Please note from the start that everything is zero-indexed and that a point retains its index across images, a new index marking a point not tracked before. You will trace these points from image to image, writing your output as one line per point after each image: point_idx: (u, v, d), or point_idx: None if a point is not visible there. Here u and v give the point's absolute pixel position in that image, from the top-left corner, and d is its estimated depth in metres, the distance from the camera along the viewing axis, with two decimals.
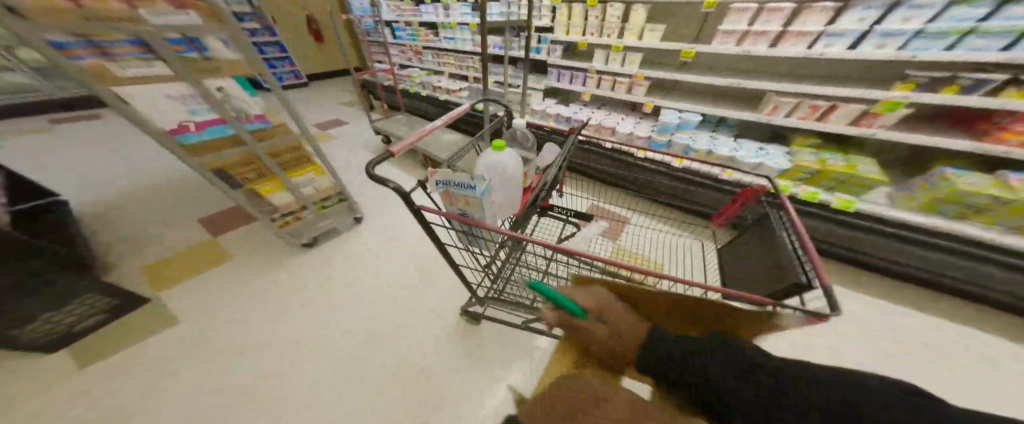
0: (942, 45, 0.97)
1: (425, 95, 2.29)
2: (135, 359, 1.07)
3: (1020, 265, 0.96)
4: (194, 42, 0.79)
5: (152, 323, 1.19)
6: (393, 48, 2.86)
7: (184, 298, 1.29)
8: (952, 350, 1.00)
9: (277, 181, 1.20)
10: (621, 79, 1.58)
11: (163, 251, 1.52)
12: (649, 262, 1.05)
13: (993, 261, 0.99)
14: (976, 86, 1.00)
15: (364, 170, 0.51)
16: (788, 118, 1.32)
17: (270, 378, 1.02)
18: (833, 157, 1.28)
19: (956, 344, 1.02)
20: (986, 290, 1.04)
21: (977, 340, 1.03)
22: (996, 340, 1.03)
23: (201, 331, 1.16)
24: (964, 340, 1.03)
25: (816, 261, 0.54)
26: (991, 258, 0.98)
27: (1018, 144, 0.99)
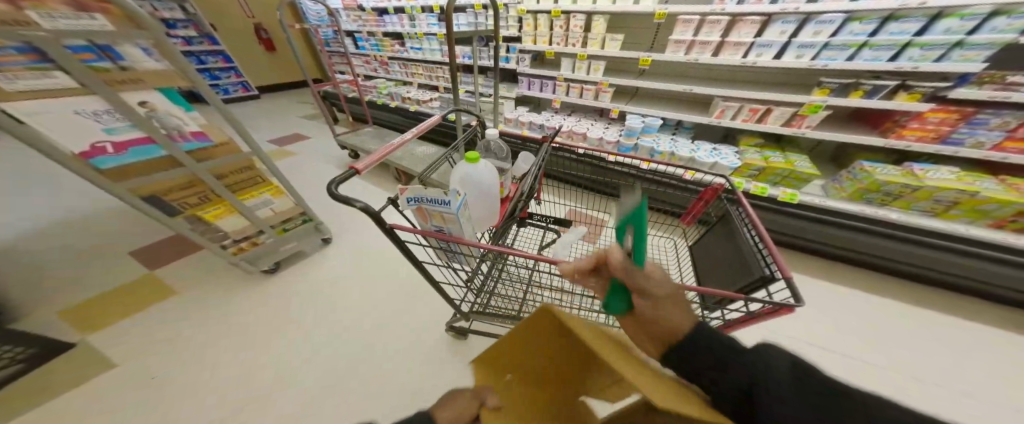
0: (845, 56, 1.14)
1: (393, 106, 2.21)
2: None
3: (928, 242, 1.12)
4: (105, 50, 0.67)
5: (60, 376, 0.98)
6: (356, 59, 2.76)
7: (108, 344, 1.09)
8: (881, 317, 1.16)
9: (225, 204, 1.07)
10: (588, 86, 1.65)
11: (84, 288, 1.29)
12: None
13: (907, 241, 1.15)
14: (876, 90, 1.17)
15: (327, 192, 0.46)
16: (733, 121, 1.46)
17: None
18: (775, 155, 1.43)
19: (886, 312, 1.18)
20: (901, 267, 1.22)
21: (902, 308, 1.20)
22: (912, 308, 1.20)
23: (131, 380, 0.99)
24: (891, 309, 1.20)
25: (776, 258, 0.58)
26: (906, 237, 1.15)
27: (914, 140, 1.18)
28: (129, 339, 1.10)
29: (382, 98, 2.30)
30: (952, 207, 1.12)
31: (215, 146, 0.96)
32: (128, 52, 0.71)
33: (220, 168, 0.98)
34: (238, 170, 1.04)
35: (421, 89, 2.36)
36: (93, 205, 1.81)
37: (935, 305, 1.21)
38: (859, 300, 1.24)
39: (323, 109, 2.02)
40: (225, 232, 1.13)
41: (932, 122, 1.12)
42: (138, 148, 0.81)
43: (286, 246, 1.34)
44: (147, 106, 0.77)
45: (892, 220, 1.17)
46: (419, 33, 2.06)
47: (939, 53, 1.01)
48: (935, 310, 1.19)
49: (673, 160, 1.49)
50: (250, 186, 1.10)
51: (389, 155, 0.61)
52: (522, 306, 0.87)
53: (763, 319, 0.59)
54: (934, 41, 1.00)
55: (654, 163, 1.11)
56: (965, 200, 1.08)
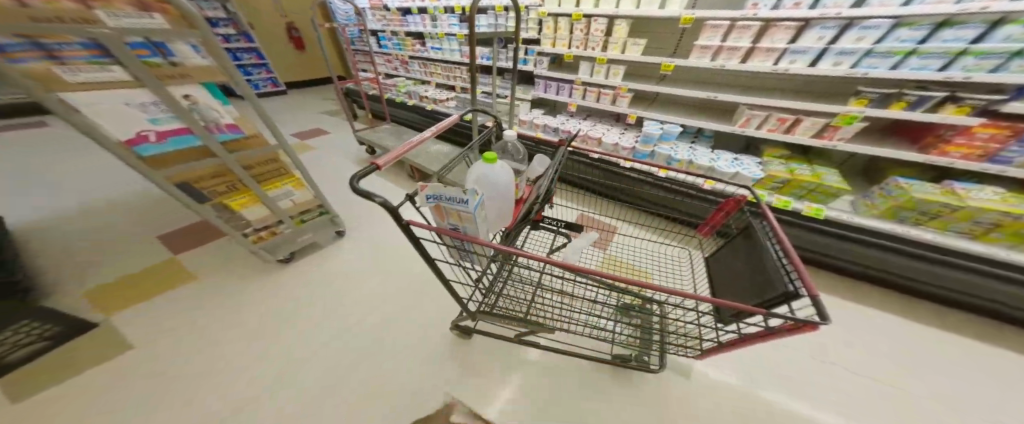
0: (889, 64, 1.08)
1: (412, 105, 2.26)
2: (77, 393, 0.95)
3: (969, 267, 1.05)
4: (158, 46, 0.72)
5: (86, 354, 1.05)
6: (378, 57, 2.83)
7: (139, 322, 1.17)
8: (911, 344, 1.09)
9: (249, 194, 1.12)
10: (606, 90, 1.63)
11: (121, 268, 1.38)
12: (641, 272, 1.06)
13: (946, 264, 1.08)
14: (922, 101, 1.10)
15: (351, 187, 0.48)
16: (758, 130, 1.41)
17: (239, 406, 0.93)
18: (800, 167, 1.37)
19: (916, 339, 1.11)
20: (937, 291, 1.14)
21: (935, 335, 1.12)
22: (949, 336, 1.12)
23: (158, 358, 1.05)
24: (922, 335, 1.13)
25: (800, 274, 0.56)
26: (945, 260, 1.07)
27: (960, 156, 1.11)
28: (160, 319, 1.18)
29: (401, 96, 2.35)
30: (998, 231, 1.04)
31: (246, 138, 1.01)
32: (179, 49, 0.76)
33: (249, 159, 1.03)
34: (265, 161, 1.09)
35: (439, 88, 2.40)
36: (132, 191, 1.94)
37: (973, 334, 1.13)
38: (889, 324, 1.17)
39: (344, 106, 2.09)
40: (248, 221, 1.19)
41: (981, 138, 1.05)
42: (177, 137, 0.86)
43: (303, 237, 1.38)
44: (190, 99, 0.82)
45: (928, 241, 1.10)
46: (440, 34, 2.10)
47: (995, 63, 0.94)
48: (974, 339, 1.11)
49: (691, 168, 1.45)
50: (274, 177, 1.15)
51: (409, 153, 0.62)
52: (530, 309, 0.86)
53: (785, 336, 0.56)
54: (992, 51, 0.93)
55: (671, 171, 1.08)
56: (1013, 224, 1.01)
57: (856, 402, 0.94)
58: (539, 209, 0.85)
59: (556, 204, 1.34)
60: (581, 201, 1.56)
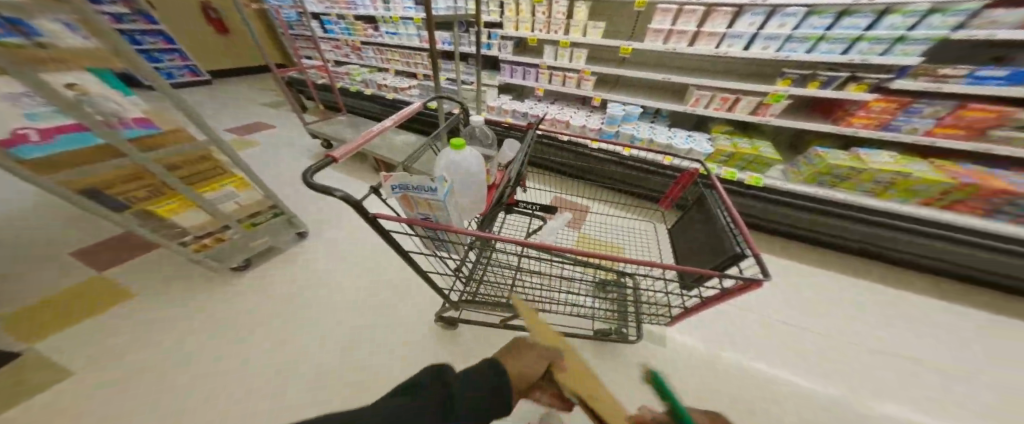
0: (805, 48, 1.22)
1: (368, 94, 2.09)
2: None
3: (871, 218, 1.25)
4: (13, 23, 0.57)
5: None
6: (323, 44, 2.55)
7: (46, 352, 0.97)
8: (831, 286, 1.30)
9: (183, 198, 0.98)
10: (571, 74, 1.65)
11: (17, 294, 1.14)
12: (612, 247, 1.11)
13: (855, 218, 1.28)
14: (831, 81, 1.27)
15: (302, 181, 0.42)
16: (706, 109, 1.52)
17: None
18: (742, 141, 1.53)
19: (835, 282, 1.32)
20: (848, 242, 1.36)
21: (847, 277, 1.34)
22: (858, 278, 1.35)
23: (80, 390, 0.89)
24: (839, 278, 1.34)
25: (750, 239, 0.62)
26: (854, 215, 1.28)
27: (861, 127, 1.30)
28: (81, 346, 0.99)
29: (355, 85, 2.16)
30: (892, 187, 1.25)
31: (164, 133, 0.86)
32: (46, 27, 0.60)
33: (172, 158, 0.89)
34: (193, 159, 0.94)
35: (398, 76, 2.23)
36: (16, 202, 1.59)
37: (875, 273, 1.37)
38: (815, 274, 1.37)
39: (289, 97, 1.87)
40: (184, 228, 1.04)
41: (876, 111, 1.24)
42: (70, 134, 0.72)
43: (256, 242, 1.25)
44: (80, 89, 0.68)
45: (841, 199, 1.29)
46: (394, 18, 1.93)
47: (883, 47, 1.11)
48: (877, 279, 1.34)
49: (652, 147, 1.54)
50: (209, 176, 1.01)
51: (368, 143, 0.58)
52: (512, 293, 0.87)
53: (737, 294, 0.63)
54: (880, 37, 1.09)
55: (635, 149, 1.13)
56: (901, 180, 1.22)
57: (791, 341, 1.11)
58: (512, 193, 0.85)
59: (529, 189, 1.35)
60: (553, 184, 1.59)
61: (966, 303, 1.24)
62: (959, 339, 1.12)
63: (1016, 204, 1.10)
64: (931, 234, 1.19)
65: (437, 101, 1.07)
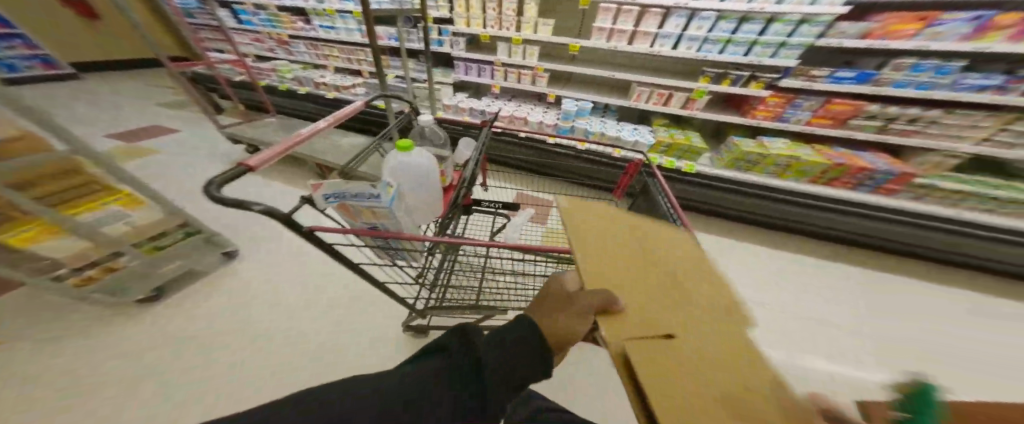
0: (717, 49, 1.41)
1: (303, 92, 1.85)
2: None
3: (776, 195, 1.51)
4: None
5: None
6: (237, 35, 2.17)
7: None
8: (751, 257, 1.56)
9: (42, 223, 0.75)
10: (525, 71, 1.66)
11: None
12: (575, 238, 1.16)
13: (765, 197, 1.53)
14: (738, 79, 1.49)
15: (203, 192, 0.33)
16: (646, 103, 1.67)
17: None
18: (677, 132, 1.72)
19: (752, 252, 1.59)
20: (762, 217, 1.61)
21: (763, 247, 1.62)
22: (770, 246, 1.62)
23: None
24: (755, 248, 1.61)
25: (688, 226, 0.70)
26: (764, 194, 1.52)
27: (763, 118, 1.55)
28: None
29: (285, 83, 1.90)
30: (789, 168, 1.51)
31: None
32: None
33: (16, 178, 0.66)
34: (55, 174, 0.71)
35: (338, 73, 2.01)
36: None
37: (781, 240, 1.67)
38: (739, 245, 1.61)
39: (196, 96, 1.56)
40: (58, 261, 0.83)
41: (772, 105, 1.49)
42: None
43: (164, 269, 1.03)
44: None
45: (753, 181, 1.54)
46: (328, 10, 1.72)
47: (771, 50, 1.34)
48: (784, 246, 1.62)
49: (604, 140, 1.64)
50: (83, 197, 0.78)
51: (297, 146, 0.50)
52: (481, 293, 0.85)
53: None
54: (770, 41, 1.31)
55: (588, 143, 1.19)
56: (794, 162, 1.48)
57: None
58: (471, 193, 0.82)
59: (490, 187, 1.33)
60: (515, 180, 1.60)
61: (845, 260, 1.55)
62: (840, 289, 1.40)
63: (870, 178, 1.41)
64: (816, 205, 1.47)
65: (383, 98, 0.99)
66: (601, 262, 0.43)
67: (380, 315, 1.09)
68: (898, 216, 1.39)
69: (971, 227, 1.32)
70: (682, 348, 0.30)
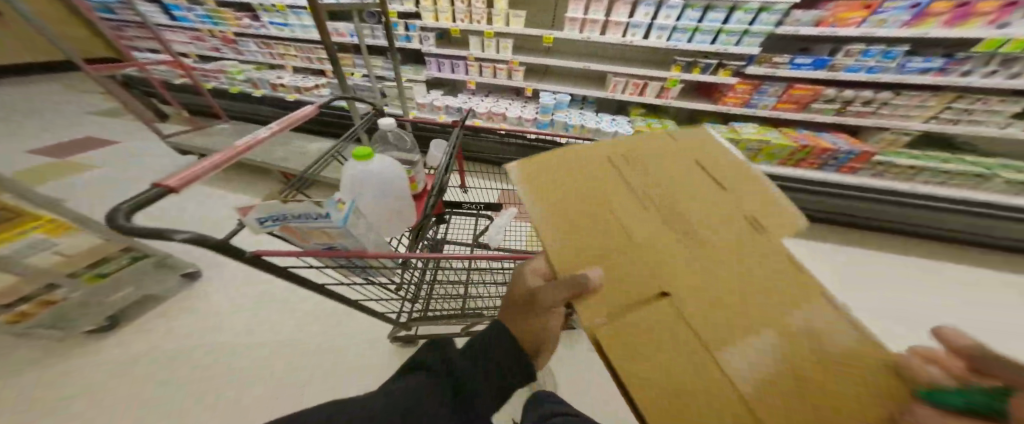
0: (685, 38, 1.42)
1: (259, 96, 1.70)
2: None
3: None
4: None
5: None
6: (175, 34, 1.93)
7: None
8: None
9: None
10: (501, 65, 1.61)
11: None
12: None
13: None
14: (706, 67, 1.52)
15: (107, 223, 0.29)
16: (622, 94, 1.68)
17: None
18: (654, 121, 1.74)
19: None
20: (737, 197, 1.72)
21: None
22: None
23: None
24: None
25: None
26: None
27: (733, 104, 1.60)
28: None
29: (238, 86, 1.74)
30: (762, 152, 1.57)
31: None
32: None
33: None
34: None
35: (298, 74, 1.87)
36: None
37: None
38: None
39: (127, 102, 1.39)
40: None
41: (739, 92, 1.54)
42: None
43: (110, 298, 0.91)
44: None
45: None
46: (280, 6, 1.58)
47: (735, 39, 1.37)
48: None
49: (584, 132, 1.63)
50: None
51: (239, 156, 0.43)
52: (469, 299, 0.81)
53: None
54: (733, 29, 1.34)
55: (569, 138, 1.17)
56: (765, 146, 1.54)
57: None
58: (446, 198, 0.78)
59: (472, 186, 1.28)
60: (498, 178, 1.56)
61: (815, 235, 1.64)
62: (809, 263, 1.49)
63: (833, 158, 1.50)
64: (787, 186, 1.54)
65: (349, 98, 0.92)
66: (570, 210, 0.34)
67: (362, 329, 1.02)
68: (862, 192, 1.48)
69: (923, 200, 1.43)
70: (672, 309, 0.26)
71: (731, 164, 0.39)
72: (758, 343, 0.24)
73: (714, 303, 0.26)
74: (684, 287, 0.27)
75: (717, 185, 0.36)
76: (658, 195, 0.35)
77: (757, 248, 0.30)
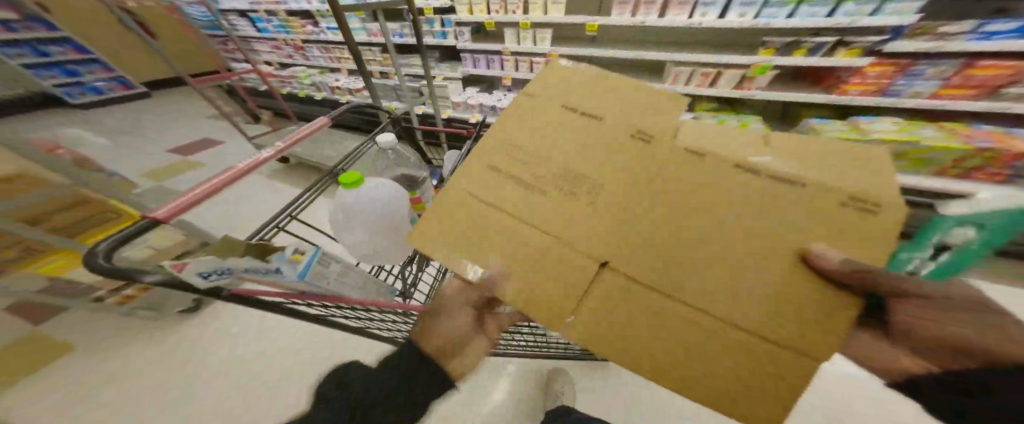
0: (784, 13, 1.08)
1: (321, 98, 1.92)
2: None
3: None
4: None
5: None
6: (260, 44, 2.27)
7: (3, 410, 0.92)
8: None
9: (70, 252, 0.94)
10: (538, 59, 1.49)
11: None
12: None
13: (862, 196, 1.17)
14: (817, 47, 1.14)
15: (82, 266, 0.29)
16: (685, 86, 1.41)
17: None
18: (728, 118, 1.41)
19: None
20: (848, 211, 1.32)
21: None
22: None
23: None
24: None
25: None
26: None
27: (858, 94, 1.17)
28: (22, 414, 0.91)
29: (305, 89, 1.99)
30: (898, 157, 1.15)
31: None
32: None
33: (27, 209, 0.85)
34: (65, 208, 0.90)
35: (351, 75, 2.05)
36: None
37: None
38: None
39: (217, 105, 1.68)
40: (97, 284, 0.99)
41: (872, 76, 1.12)
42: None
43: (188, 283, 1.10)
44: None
45: None
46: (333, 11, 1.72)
47: (872, 6, 0.98)
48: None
49: None
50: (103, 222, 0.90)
51: (238, 178, 0.47)
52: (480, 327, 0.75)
53: None
54: None
55: None
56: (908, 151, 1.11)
57: None
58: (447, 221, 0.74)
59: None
60: None
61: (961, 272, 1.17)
62: None
63: None
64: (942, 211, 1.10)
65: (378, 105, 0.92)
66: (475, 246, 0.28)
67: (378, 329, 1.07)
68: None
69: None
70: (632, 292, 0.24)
71: (603, 90, 0.33)
72: (742, 302, 0.23)
73: (673, 271, 0.24)
74: (640, 272, 0.25)
75: (590, 122, 0.31)
76: (557, 168, 0.29)
77: (688, 169, 0.26)
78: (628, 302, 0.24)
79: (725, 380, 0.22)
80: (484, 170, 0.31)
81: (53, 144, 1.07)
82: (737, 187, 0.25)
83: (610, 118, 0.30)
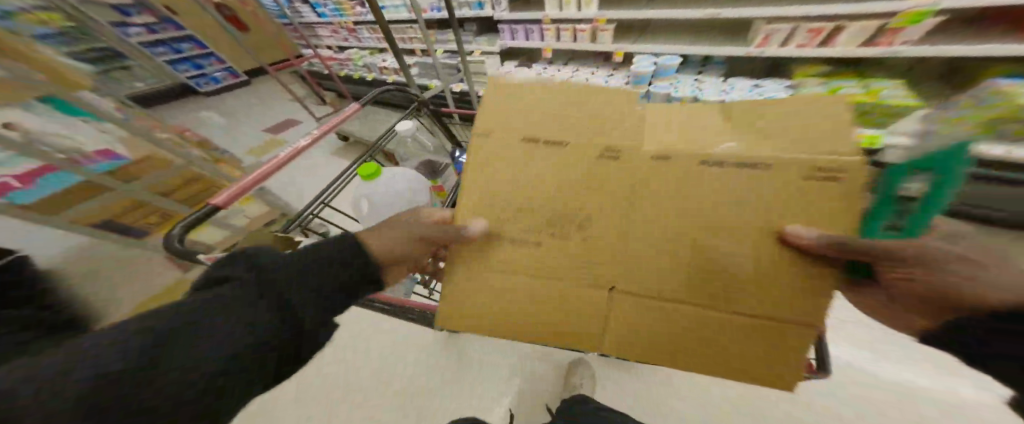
0: None
1: (372, 79, 2.05)
2: None
3: None
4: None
5: None
6: (321, 28, 2.46)
7: None
8: None
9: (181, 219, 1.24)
10: (582, 26, 1.34)
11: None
12: None
13: None
14: None
15: (164, 248, 0.39)
16: (782, 48, 1.09)
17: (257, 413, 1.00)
18: (849, 84, 1.13)
19: None
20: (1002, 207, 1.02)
21: None
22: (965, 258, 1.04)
23: None
24: None
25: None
26: None
27: None
28: None
29: (358, 71, 2.14)
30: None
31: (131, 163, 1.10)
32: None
33: (157, 184, 1.16)
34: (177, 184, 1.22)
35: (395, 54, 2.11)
36: None
37: None
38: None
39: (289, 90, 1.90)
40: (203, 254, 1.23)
41: None
42: (44, 176, 0.94)
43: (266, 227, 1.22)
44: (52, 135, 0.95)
45: None
46: None
47: None
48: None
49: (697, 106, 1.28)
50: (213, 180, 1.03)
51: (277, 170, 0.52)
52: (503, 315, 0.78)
53: None
54: None
55: None
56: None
57: None
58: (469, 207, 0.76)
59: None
60: None
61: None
62: None
63: None
64: None
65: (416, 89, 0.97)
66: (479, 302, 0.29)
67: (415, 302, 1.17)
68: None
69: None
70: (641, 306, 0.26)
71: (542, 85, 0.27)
72: (734, 289, 0.24)
73: (665, 275, 0.25)
74: (637, 286, 0.25)
75: (555, 148, 0.26)
76: (538, 202, 0.26)
77: (649, 179, 0.24)
78: (635, 316, 0.26)
79: (758, 363, 0.24)
80: (467, 217, 0.28)
81: (179, 130, 1.32)
82: (703, 188, 0.23)
83: (576, 134, 0.25)
